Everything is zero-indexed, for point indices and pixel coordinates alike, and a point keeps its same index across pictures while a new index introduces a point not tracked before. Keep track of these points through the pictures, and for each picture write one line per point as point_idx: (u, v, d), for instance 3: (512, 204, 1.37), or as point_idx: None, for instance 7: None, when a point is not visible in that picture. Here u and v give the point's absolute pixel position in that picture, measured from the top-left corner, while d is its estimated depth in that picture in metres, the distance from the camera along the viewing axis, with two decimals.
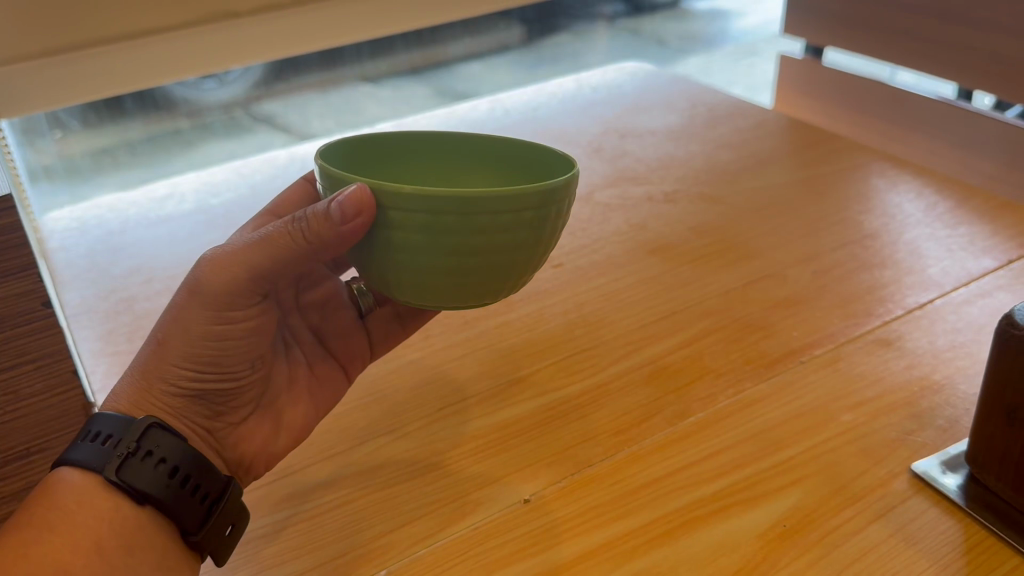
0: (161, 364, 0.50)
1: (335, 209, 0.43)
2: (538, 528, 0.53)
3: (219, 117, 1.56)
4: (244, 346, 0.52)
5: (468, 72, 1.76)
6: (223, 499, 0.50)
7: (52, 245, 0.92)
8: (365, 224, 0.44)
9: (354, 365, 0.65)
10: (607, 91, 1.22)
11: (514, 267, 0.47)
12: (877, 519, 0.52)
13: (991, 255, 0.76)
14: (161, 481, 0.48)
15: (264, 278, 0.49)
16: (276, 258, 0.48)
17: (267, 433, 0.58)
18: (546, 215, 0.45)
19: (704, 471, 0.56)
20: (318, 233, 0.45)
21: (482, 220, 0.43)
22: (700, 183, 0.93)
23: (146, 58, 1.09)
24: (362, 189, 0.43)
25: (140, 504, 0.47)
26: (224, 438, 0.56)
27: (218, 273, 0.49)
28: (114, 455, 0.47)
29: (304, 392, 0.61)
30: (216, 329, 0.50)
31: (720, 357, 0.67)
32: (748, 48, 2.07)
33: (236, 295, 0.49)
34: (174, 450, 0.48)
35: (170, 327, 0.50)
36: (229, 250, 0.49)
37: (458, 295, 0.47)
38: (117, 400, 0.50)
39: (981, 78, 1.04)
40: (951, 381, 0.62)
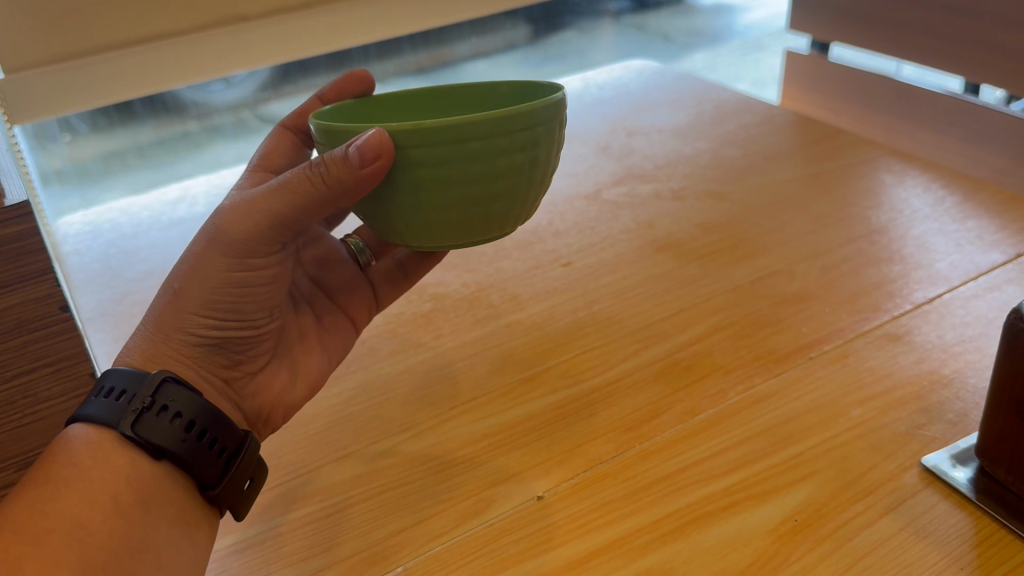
0: (180, 314, 0.51)
1: (354, 154, 0.43)
2: (551, 524, 0.54)
3: (228, 119, 1.57)
4: (261, 293, 0.54)
5: (474, 72, 1.77)
6: (239, 453, 0.51)
7: (65, 248, 0.93)
8: (385, 167, 0.44)
9: (360, 316, 0.68)
10: (614, 89, 1.23)
11: (528, 191, 0.49)
12: (888, 512, 0.52)
13: (999, 248, 0.76)
14: (178, 436, 0.48)
15: (283, 225, 0.50)
16: (295, 204, 0.48)
17: (283, 383, 0.59)
18: (551, 129, 0.47)
19: (715, 467, 0.57)
20: (338, 178, 0.46)
21: (503, 141, 0.45)
22: (707, 180, 0.94)
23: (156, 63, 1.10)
24: (383, 134, 0.43)
25: (157, 460, 0.48)
26: (243, 389, 0.57)
27: (237, 223, 0.50)
28: (130, 410, 0.47)
29: (315, 342, 0.63)
30: (236, 275, 0.51)
31: (729, 354, 0.67)
32: (753, 43, 2.08)
33: (255, 241, 0.50)
34: (189, 404, 0.49)
35: (189, 275, 0.51)
36: (246, 200, 0.50)
37: (483, 224, 0.48)
38: (131, 354, 0.50)
39: (988, 71, 1.04)
40: (960, 375, 0.63)
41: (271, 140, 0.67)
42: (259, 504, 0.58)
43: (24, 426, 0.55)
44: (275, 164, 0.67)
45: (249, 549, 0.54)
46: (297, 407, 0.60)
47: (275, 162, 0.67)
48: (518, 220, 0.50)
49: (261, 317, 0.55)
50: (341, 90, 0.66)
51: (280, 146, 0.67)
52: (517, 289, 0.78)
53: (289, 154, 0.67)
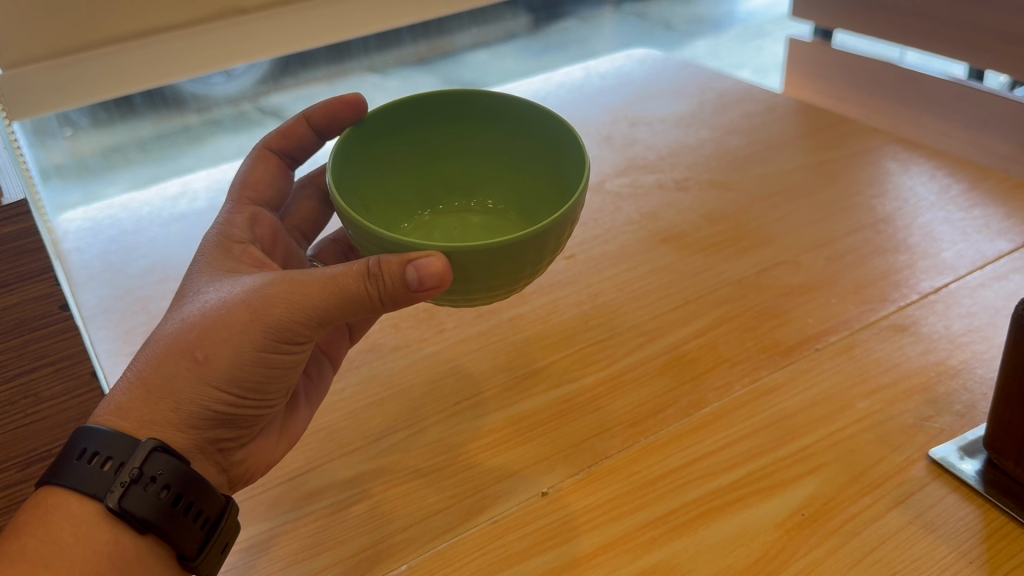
0: (198, 385, 0.50)
1: (414, 275, 0.45)
2: (555, 522, 0.53)
3: (228, 112, 1.55)
4: (278, 376, 0.53)
5: (475, 61, 1.76)
6: (221, 522, 0.51)
7: (66, 246, 0.93)
8: (434, 293, 0.47)
9: (339, 351, 0.66)
10: (616, 78, 1.22)
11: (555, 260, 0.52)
12: (895, 506, 0.52)
13: (1005, 237, 0.76)
14: (163, 509, 0.48)
15: (318, 321, 0.50)
16: (341, 304, 0.48)
17: (270, 450, 0.58)
18: (582, 197, 0.50)
19: (721, 461, 0.56)
20: (391, 292, 0.47)
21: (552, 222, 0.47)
22: (711, 170, 0.93)
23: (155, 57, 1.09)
24: (444, 262, 0.46)
25: (140, 532, 0.47)
26: (231, 457, 0.55)
27: (270, 307, 0.49)
28: (117, 483, 0.47)
29: (302, 401, 0.62)
30: (262, 356, 0.51)
31: (735, 346, 0.67)
32: (755, 30, 2.06)
33: (290, 330, 0.50)
34: (176, 476, 0.48)
35: (212, 345, 0.49)
36: (283, 286, 0.49)
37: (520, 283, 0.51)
38: (129, 416, 0.49)
39: (994, 57, 1.03)
40: (968, 366, 0.62)
41: (256, 166, 0.66)
42: (261, 503, 0.57)
43: (25, 428, 0.53)
44: (262, 192, 0.66)
45: (251, 548, 0.54)
46: (276, 464, 0.59)
47: (261, 190, 0.66)
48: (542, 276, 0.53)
49: (275, 395, 0.55)
50: (329, 111, 0.66)
51: (267, 172, 0.66)
52: None
53: (274, 181, 0.67)
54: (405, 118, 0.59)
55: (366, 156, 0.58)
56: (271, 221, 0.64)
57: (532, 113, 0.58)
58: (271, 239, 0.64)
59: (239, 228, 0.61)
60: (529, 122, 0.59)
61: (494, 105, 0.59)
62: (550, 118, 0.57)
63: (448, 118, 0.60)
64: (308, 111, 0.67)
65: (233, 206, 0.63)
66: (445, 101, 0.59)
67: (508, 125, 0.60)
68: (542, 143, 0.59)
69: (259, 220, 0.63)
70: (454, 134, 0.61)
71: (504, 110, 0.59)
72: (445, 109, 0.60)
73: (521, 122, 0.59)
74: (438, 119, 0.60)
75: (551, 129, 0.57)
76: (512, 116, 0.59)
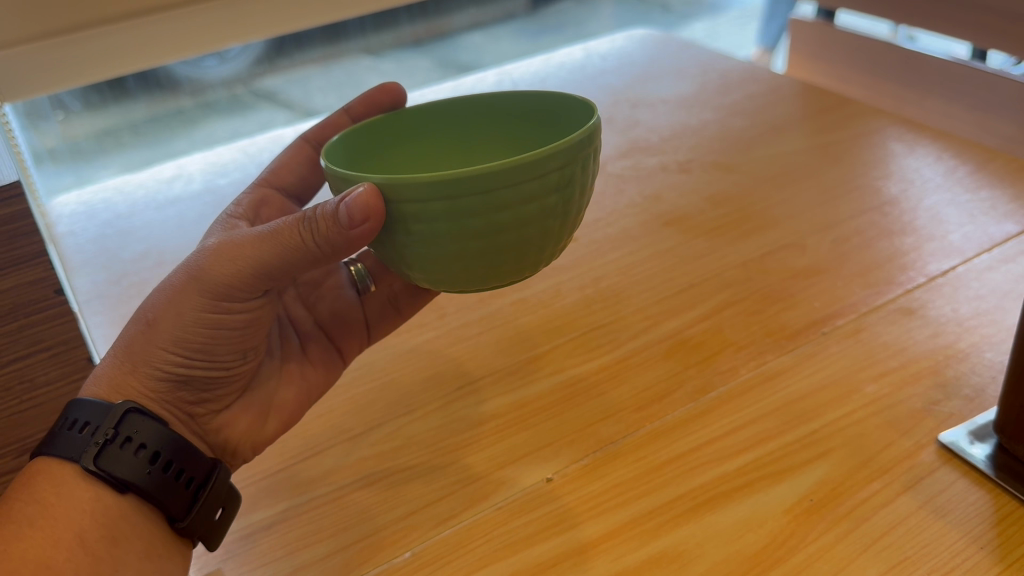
0: (149, 347, 0.51)
1: (343, 213, 0.43)
2: (564, 506, 0.53)
3: (220, 93, 1.59)
4: (233, 336, 0.53)
5: (471, 43, 1.79)
6: (208, 482, 0.51)
7: (60, 230, 0.91)
8: (373, 230, 0.44)
9: (350, 345, 0.65)
10: (617, 59, 1.21)
11: (549, 236, 0.46)
12: (905, 491, 0.51)
13: (1012, 219, 0.75)
14: (142, 468, 0.48)
15: (266, 275, 0.49)
16: (282, 256, 0.47)
17: (254, 418, 0.58)
18: (582, 163, 0.45)
19: (728, 446, 0.56)
20: (327, 237, 0.45)
21: (533, 186, 0.42)
22: (714, 152, 0.92)
23: (154, 36, 1.04)
24: (373, 191, 0.42)
25: (122, 493, 0.48)
26: (207, 423, 0.56)
27: (218, 266, 0.49)
28: (92, 443, 0.47)
29: (295, 374, 0.62)
30: (210, 316, 0.51)
31: (740, 330, 0.66)
32: (753, 13, 2.05)
33: (235, 288, 0.49)
34: (152, 433, 0.49)
35: (162, 308, 0.50)
36: (232, 243, 0.49)
37: (524, 262, 0.46)
38: (98, 381, 0.50)
39: (999, 38, 1.01)
40: (976, 349, 0.61)
41: (286, 155, 0.69)
42: (263, 489, 0.57)
43: (19, 414, 0.54)
44: (283, 179, 0.68)
45: (251, 535, 0.53)
46: (270, 441, 0.59)
47: (283, 178, 0.68)
48: (542, 254, 0.47)
49: (232, 355, 0.55)
50: (372, 102, 0.66)
51: (293, 161, 0.69)
52: None
53: (299, 170, 0.69)
54: (442, 114, 0.57)
55: (390, 143, 0.56)
56: (284, 206, 0.67)
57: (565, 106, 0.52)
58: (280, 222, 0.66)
59: (241, 208, 0.63)
60: (565, 118, 0.52)
61: (534, 106, 0.54)
62: (577, 104, 0.50)
63: (491, 120, 0.57)
64: (347, 105, 0.67)
65: (249, 187, 0.66)
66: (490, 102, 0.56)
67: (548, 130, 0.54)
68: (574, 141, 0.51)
69: (270, 202, 0.66)
70: (482, 127, 0.57)
71: (544, 110, 0.54)
72: (487, 111, 0.57)
73: (551, 110, 0.53)
74: (482, 120, 0.57)
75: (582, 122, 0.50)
76: (551, 115, 0.53)
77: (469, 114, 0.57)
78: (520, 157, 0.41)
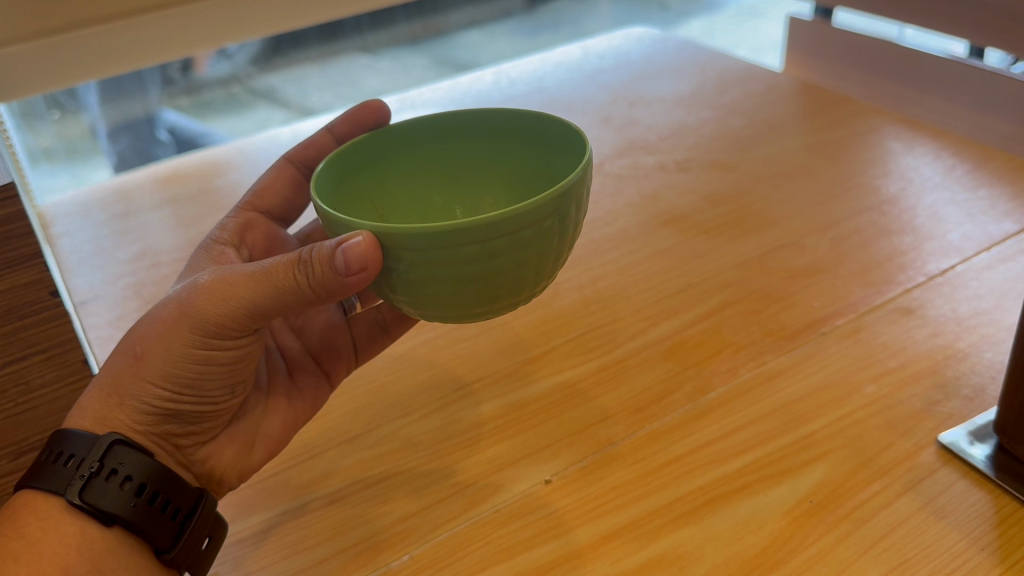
0: (137, 381, 0.50)
1: (341, 259, 0.43)
2: (563, 508, 0.52)
3: (219, 95, 1.58)
4: (222, 372, 0.53)
5: (468, 41, 1.82)
6: (195, 513, 0.50)
7: (57, 230, 0.91)
8: (369, 278, 0.44)
9: (338, 369, 0.64)
10: (614, 57, 1.20)
11: (541, 275, 0.46)
12: (906, 492, 0.51)
13: (1012, 218, 0.74)
14: (128, 501, 0.48)
15: (256, 315, 0.49)
16: (274, 295, 0.47)
17: (239, 448, 0.57)
18: (575, 203, 0.45)
19: (728, 448, 0.55)
20: (322, 281, 0.45)
21: (531, 232, 0.43)
22: (712, 151, 0.92)
23: (150, 35, 1.02)
24: (371, 240, 0.42)
25: (107, 526, 0.47)
26: (192, 454, 0.55)
27: (209, 303, 0.49)
28: (77, 476, 0.47)
29: (282, 404, 0.60)
30: (200, 353, 0.50)
31: (739, 330, 0.66)
32: (750, 10, 2.05)
33: (225, 327, 0.49)
34: (139, 467, 0.48)
35: (151, 342, 0.50)
36: (224, 280, 0.49)
37: (519, 296, 0.47)
38: (84, 414, 0.50)
39: (996, 36, 1.01)
40: (976, 349, 0.61)
41: (269, 175, 0.68)
42: (259, 493, 0.57)
43: (16, 416, 0.53)
44: (268, 202, 0.68)
45: (252, 538, 0.53)
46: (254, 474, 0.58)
47: (267, 199, 0.67)
48: (535, 290, 0.48)
49: (221, 391, 0.54)
50: (355, 121, 0.67)
51: (277, 181, 0.68)
52: None
53: (283, 192, 0.68)
54: (432, 129, 0.57)
55: (381, 159, 0.56)
56: (270, 229, 0.66)
57: (553, 128, 0.52)
58: (264, 246, 0.66)
59: (226, 232, 0.63)
60: (553, 140, 0.53)
61: (524, 125, 0.54)
62: (567, 128, 0.51)
63: (475, 137, 0.57)
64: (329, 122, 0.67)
65: (233, 211, 0.66)
66: (475, 119, 0.56)
67: (534, 148, 0.55)
68: (563, 163, 0.52)
69: (255, 226, 0.66)
70: (472, 143, 0.57)
71: (530, 130, 0.54)
72: (472, 128, 0.57)
73: (541, 134, 0.54)
74: (470, 137, 0.57)
75: (573, 149, 0.51)
76: (537, 134, 0.54)
77: (459, 130, 0.57)
78: (519, 207, 0.41)
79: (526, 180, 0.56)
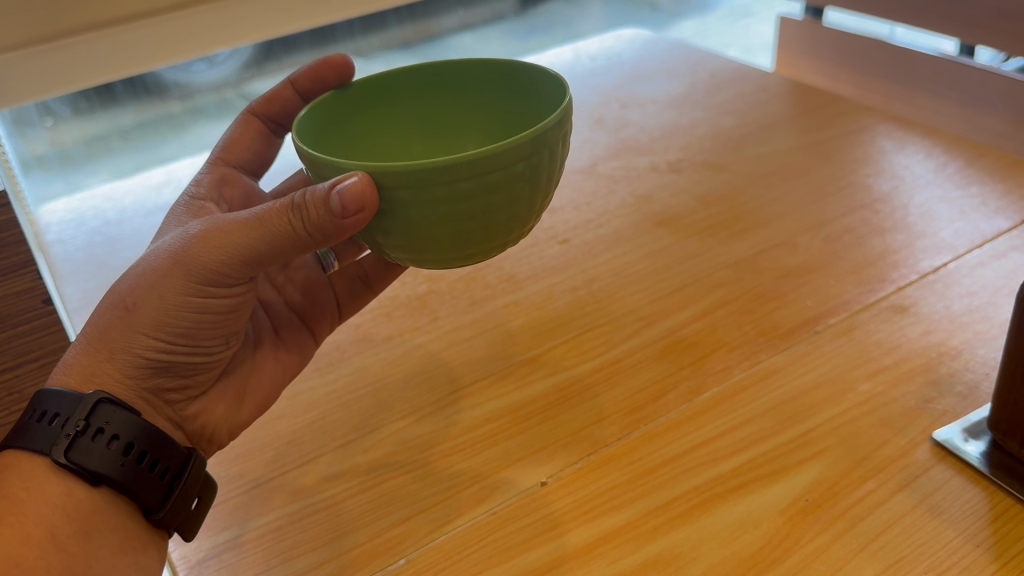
0: (129, 333, 0.50)
1: (336, 201, 0.42)
2: (559, 510, 0.52)
3: (211, 99, 1.55)
4: (217, 320, 0.53)
5: (460, 44, 1.81)
6: (183, 475, 0.50)
7: (49, 238, 0.90)
8: (366, 220, 0.43)
9: (322, 325, 0.66)
10: (606, 59, 1.20)
11: (530, 211, 0.47)
12: (900, 489, 0.51)
13: (1004, 215, 0.75)
14: (115, 460, 0.47)
15: (250, 260, 0.49)
16: (269, 240, 0.47)
17: (230, 402, 0.58)
18: (561, 137, 0.46)
19: (724, 447, 0.55)
20: (318, 224, 0.45)
21: (522, 166, 0.43)
22: (704, 151, 0.92)
23: (136, 41, 1.03)
24: (367, 180, 0.42)
25: (95, 486, 0.47)
26: (183, 410, 0.56)
27: (203, 251, 0.49)
28: (63, 435, 0.47)
29: (270, 357, 0.62)
30: (193, 299, 0.51)
31: (733, 330, 0.66)
32: (742, 10, 2.04)
33: (219, 272, 0.49)
34: (124, 425, 0.48)
35: (143, 292, 0.50)
36: (217, 228, 0.49)
37: (509, 237, 0.48)
38: (70, 371, 0.49)
39: (986, 35, 1.01)
40: (969, 346, 0.61)
41: (236, 129, 0.69)
42: (253, 497, 0.56)
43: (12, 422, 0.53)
44: (239, 155, 0.69)
45: (247, 543, 0.53)
46: (243, 427, 0.59)
47: (237, 153, 0.68)
48: (524, 229, 0.49)
49: (212, 341, 0.54)
50: (315, 75, 0.65)
51: (245, 135, 0.69)
52: (514, 270, 0.77)
53: (253, 145, 0.69)
54: (411, 79, 0.57)
55: (361, 110, 0.56)
56: (244, 183, 0.68)
57: (531, 76, 0.52)
58: (241, 200, 0.67)
59: (203, 188, 0.64)
60: (531, 88, 0.53)
61: (503, 73, 0.55)
62: (546, 75, 0.51)
63: (455, 86, 0.57)
64: (292, 75, 0.66)
65: (207, 167, 0.67)
66: (455, 67, 0.56)
67: (514, 96, 0.55)
68: (542, 111, 0.52)
69: (230, 181, 0.67)
70: (451, 93, 0.57)
71: (510, 77, 0.54)
72: (456, 75, 0.57)
73: (519, 82, 0.54)
74: (448, 86, 0.57)
75: (552, 93, 0.51)
76: (516, 82, 0.54)
77: (437, 79, 0.57)
78: (512, 139, 0.42)
79: (509, 126, 0.56)
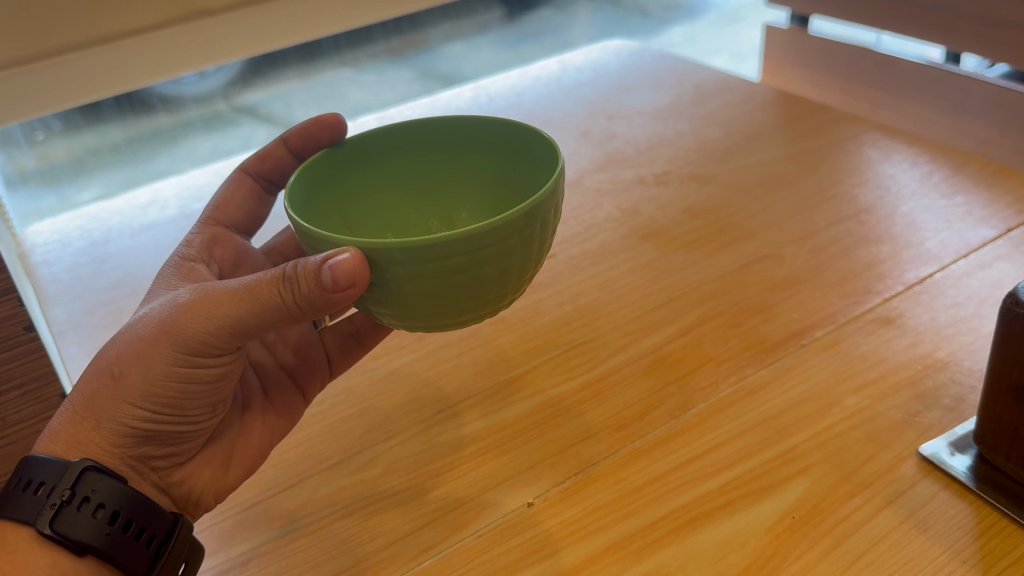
0: (115, 402, 0.50)
1: (329, 276, 0.42)
2: (545, 532, 0.52)
3: (202, 111, 1.54)
4: (203, 389, 0.53)
5: (450, 53, 1.77)
6: (171, 539, 0.50)
7: (35, 259, 0.90)
8: (358, 294, 0.43)
9: (312, 384, 0.64)
10: (593, 70, 1.20)
11: (522, 280, 0.47)
12: (887, 506, 0.51)
13: (989, 224, 0.75)
14: (100, 530, 0.47)
15: (239, 333, 0.49)
16: (257, 313, 0.47)
17: (216, 468, 0.57)
18: (553, 209, 0.46)
19: (709, 465, 0.55)
20: (308, 296, 0.45)
21: (514, 240, 0.44)
22: (690, 163, 0.92)
23: (108, 63, 1.10)
24: (359, 257, 0.42)
25: (80, 556, 0.47)
26: (168, 476, 0.55)
27: (190, 321, 0.49)
28: (47, 505, 0.47)
29: (258, 419, 0.60)
30: (182, 370, 0.50)
31: (719, 345, 0.66)
32: (731, 14, 2.04)
33: (207, 344, 0.49)
34: (111, 493, 0.48)
35: (130, 362, 0.50)
36: (205, 298, 0.49)
37: (501, 303, 0.48)
38: (56, 439, 0.49)
39: (971, 41, 1.02)
40: (955, 358, 0.61)
41: (228, 189, 0.68)
42: (241, 522, 0.56)
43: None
44: (231, 216, 0.68)
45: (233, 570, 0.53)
46: (230, 492, 0.57)
47: (229, 213, 0.68)
48: (515, 296, 0.49)
49: (201, 410, 0.54)
50: (306, 133, 0.65)
51: (237, 194, 0.69)
52: None
53: (245, 204, 0.69)
54: (403, 135, 0.56)
55: (353, 167, 0.55)
56: (236, 242, 0.67)
57: (526, 137, 0.52)
58: (232, 260, 0.66)
59: (192, 249, 0.63)
60: (525, 147, 0.53)
61: (497, 131, 0.55)
62: (539, 137, 0.51)
63: (446, 139, 0.57)
64: (285, 134, 0.67)
65: (197, 227, 0.66)
66: (446, 126, 0.56)
67: (506, 155, 0.55)
68: (535, 171, 0.52)
69: (221, 241, 0.66)
70: (443, 147, 0.57)
71: (501, 136, 0.55)
72: (448, 130, 0.56)
73: (513, 140, 0.54)
74: (439, 140, 0.57)
75: (546, 157, 0.51)
76: (510, 143, 0.54)
77: (428, 135, 0.57)
78: (505, 216, 0.42)
79: (502, 181, 0.56)
